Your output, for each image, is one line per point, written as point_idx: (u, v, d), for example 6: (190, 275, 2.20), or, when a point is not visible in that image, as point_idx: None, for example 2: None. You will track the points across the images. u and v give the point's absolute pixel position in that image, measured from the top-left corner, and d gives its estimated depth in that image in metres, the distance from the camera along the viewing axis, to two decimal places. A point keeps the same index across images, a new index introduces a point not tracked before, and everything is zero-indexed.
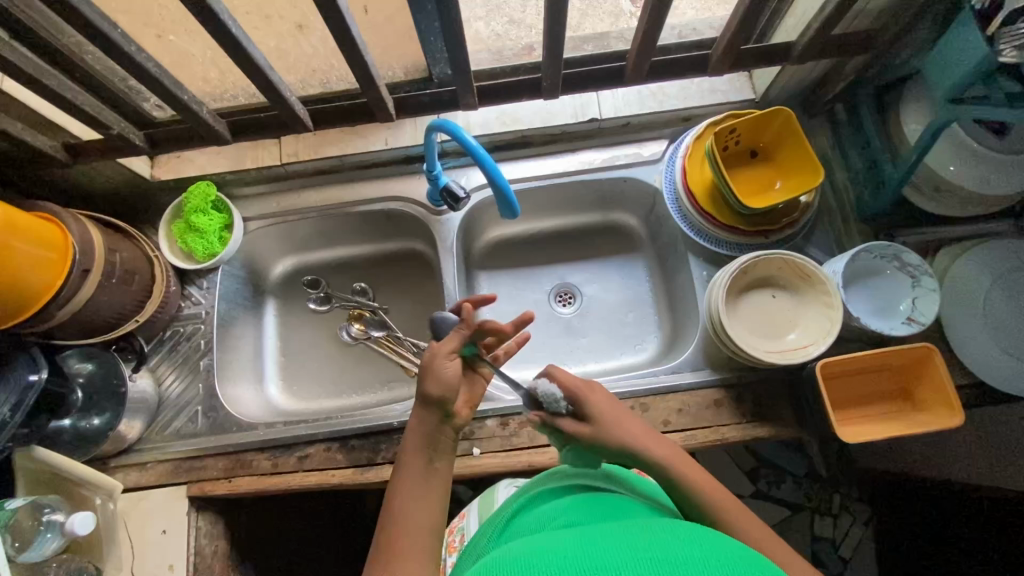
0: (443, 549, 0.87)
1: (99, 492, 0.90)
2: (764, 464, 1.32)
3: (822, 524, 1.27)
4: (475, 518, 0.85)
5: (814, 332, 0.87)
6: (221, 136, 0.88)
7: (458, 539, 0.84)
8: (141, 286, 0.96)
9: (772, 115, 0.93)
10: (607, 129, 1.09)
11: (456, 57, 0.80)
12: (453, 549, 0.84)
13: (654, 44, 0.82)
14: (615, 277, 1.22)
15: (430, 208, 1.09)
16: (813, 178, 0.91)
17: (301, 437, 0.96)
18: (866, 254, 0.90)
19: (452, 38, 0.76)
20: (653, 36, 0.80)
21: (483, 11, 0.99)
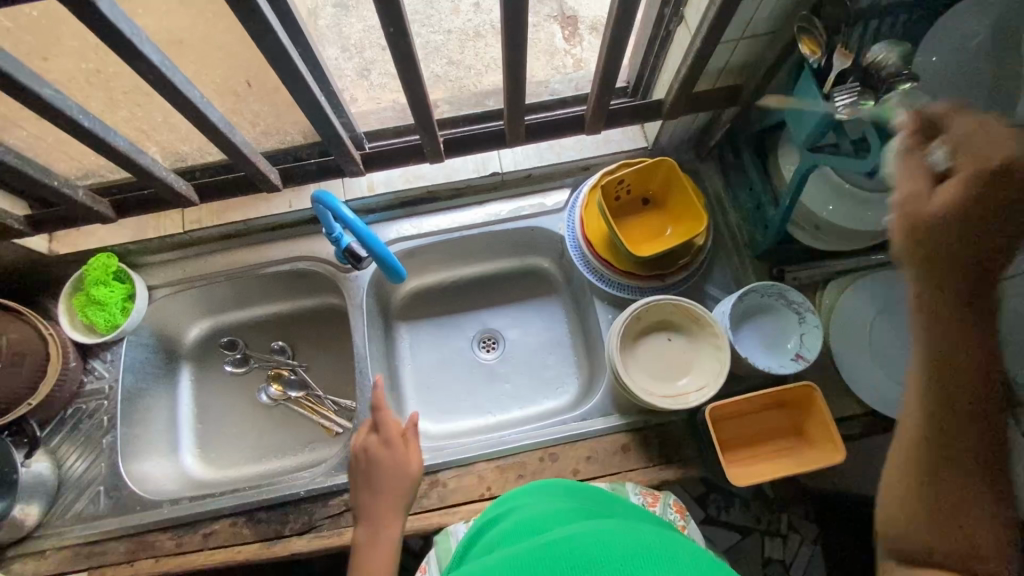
0: None
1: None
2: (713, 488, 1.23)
3: (773, 545, 1.19)
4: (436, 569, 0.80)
5: (707, 375, 0.89)
6: (103, 215, 0.89)
7: None
8: (33, 366, 0.94)
9: (656, 165, 0.97)
10: (510, 181, 1.12)
11: (328, 131, 0.83)
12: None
13: (521, 106, 0.87)
14: (536, 320, 1.24)
15: (338, 266, 1.10)
16: (698, 224, 0.95)
17: (205, 512, 0.93)
18: (753, 293, 0.93)
19: (318, 114, 0.79)
20: (518, 100, 0.85)
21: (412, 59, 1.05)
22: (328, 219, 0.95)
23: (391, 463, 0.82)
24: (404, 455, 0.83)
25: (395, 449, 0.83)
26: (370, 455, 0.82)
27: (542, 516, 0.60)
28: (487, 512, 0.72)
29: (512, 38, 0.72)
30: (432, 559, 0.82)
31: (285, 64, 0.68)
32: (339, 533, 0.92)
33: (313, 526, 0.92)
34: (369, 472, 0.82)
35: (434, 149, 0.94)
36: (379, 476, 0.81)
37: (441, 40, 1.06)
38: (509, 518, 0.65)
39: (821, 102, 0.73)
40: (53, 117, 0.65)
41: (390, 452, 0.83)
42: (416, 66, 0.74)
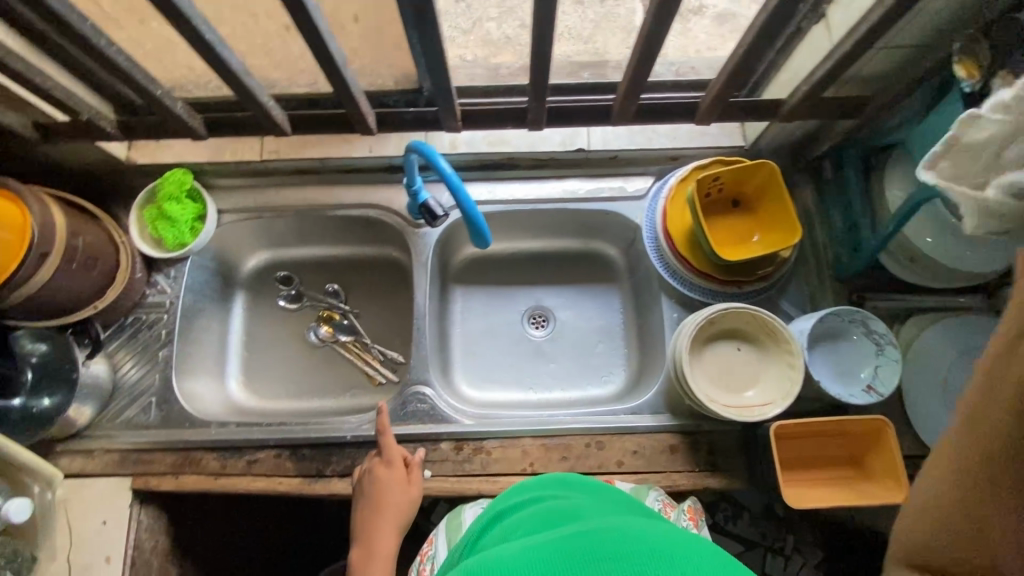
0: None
1: (38, 482, 0.88)
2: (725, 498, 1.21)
3: (773, 564, 1.17)
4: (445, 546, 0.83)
5: (773, 391, 0.87)
6: (194, 132, 0.87)
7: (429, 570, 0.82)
8: (103, 272, 0.94)
9: (757, 168, 0.93)
10: (594, 160, 1.09)
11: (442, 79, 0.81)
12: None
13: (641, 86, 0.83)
14: (590, 305, 1.22)
15: (409, 220, 1.08)
16: (790, 237, 0.91)
17: (253, 441, 0.95)
18: (833, 318, 0.90)
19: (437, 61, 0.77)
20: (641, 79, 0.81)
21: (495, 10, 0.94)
22: (412, 171, 0.94)
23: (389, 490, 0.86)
24: (403, 484, 0.87)
25: (397, 475, 0.87)
26: (373, 476, 0.88)
27: (558, 509, 0.63)
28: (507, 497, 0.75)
29: (655, 12, 0.68)
30: (442, 530, 0.87)
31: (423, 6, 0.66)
32: None
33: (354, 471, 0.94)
34: (369, 494, 0.87)
35: (538, 115, 0.92)
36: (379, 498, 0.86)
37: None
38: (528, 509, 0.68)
39: None
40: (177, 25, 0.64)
41: (389, 477, 0.87)
42: (549, 27, 0.70)
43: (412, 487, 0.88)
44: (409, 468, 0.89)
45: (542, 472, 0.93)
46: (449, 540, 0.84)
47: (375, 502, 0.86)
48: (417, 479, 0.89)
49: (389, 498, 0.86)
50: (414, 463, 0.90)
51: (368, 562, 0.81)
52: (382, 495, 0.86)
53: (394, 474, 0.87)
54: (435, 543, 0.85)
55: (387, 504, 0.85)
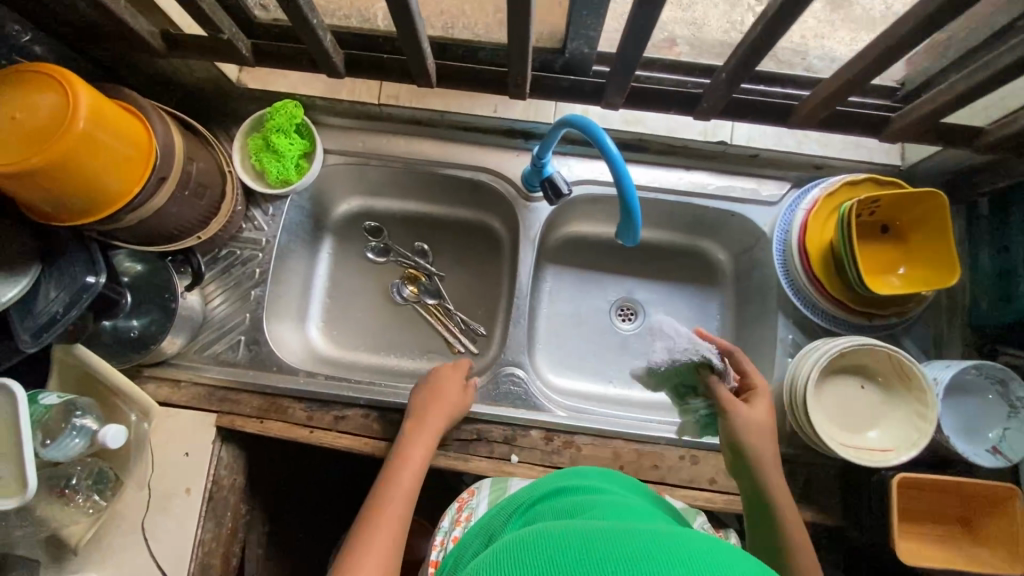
0: (447, 518, 0.80)
1: (134, 410, 0.89)
2: None
3: None
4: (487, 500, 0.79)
5: (897, 437, 0.83)
6: (335, 69, 0.81)
7: (466, 518, 0.78)
8: (210, 202, 0.89)
9: (924, 197, 0.85)
10: (729, 156, 1.01)
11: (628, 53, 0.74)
12: (460, 525, 0.78)
13: (852, 91, 0.75)
14: (686, 306, 1.16)
15: (522, 191, 1.01)
16: (945, 278, 0.84)
17: (342, 397, 0.93)
18: (970, 371, 0.85)
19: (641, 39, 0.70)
20: (855, 83, 0.73)
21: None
22: (549, 143, 0.88)
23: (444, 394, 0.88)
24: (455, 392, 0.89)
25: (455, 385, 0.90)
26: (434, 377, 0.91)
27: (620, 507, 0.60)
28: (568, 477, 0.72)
29: None
30: (490, 486, 0.83)
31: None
32: (465, 459, 0.90)
33: (441, 444, 0.91)
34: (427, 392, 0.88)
35: (714, 102, 0.83)
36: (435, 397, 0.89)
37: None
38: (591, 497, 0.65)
39: None
40: None
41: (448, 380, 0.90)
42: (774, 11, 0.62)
43: (463, 394, 0.89)
44: (463, 380, 0.91)
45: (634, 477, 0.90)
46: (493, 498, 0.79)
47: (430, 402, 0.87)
48: (469, 393, 0.90)
49: (444, 397, 0.88)
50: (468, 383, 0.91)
51: (409, 447, 0.82)
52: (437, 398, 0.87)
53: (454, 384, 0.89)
54: (476, 495, 0.81)
55: (441, 402, 0.87)
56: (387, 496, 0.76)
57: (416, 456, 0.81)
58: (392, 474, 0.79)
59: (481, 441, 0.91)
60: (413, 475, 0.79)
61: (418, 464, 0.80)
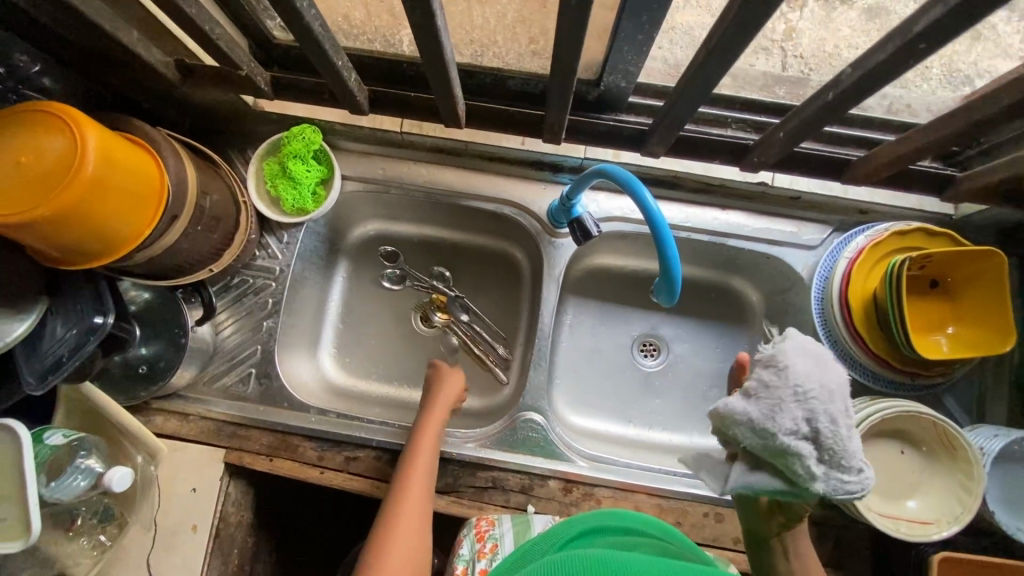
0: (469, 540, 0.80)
1: (142, 452, 0.86)
2: None
3: None
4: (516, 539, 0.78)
5: (938, 509, 0.78)
6: (359, 106, 0.76)
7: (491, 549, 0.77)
8: (224, 233, 0.85)
9: (980, 255, 0.79)
10: (769, 197, 0.95)
11: (684, 96, 0.70)
12: (485, 559, 0.76)
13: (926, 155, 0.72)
14: (712, 344, 1.11)
15: (547, 226, 0.97)
16: (998, 344, 0.79)
17: (354, 438, 0.90)
18: (1019, 442, 0.80)
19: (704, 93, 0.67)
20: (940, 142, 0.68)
21: None
22: (580, 184, 0.82)
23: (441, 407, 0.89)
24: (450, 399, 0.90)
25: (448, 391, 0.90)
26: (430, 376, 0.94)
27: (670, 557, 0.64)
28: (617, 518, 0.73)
29: None
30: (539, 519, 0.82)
31: (743, 35, 0.56)
32: (480, 508, 0.87)
33: (454, 491, 0.88)
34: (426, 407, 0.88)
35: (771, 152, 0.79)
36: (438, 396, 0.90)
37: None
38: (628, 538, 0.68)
39: None
40: None
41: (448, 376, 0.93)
42: None
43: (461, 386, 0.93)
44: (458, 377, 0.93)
45: None
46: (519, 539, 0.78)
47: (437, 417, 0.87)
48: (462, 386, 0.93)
49: (444, 393, 0.90)
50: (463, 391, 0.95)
51: (419, 442, 0.84)
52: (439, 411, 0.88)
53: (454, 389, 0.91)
54: (499, 525, 0.80)
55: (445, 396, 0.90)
56: (404, 497, 0.78)
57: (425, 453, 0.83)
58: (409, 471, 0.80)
59: (497, 489, 0.88)
60: (426, 472, 0.81)
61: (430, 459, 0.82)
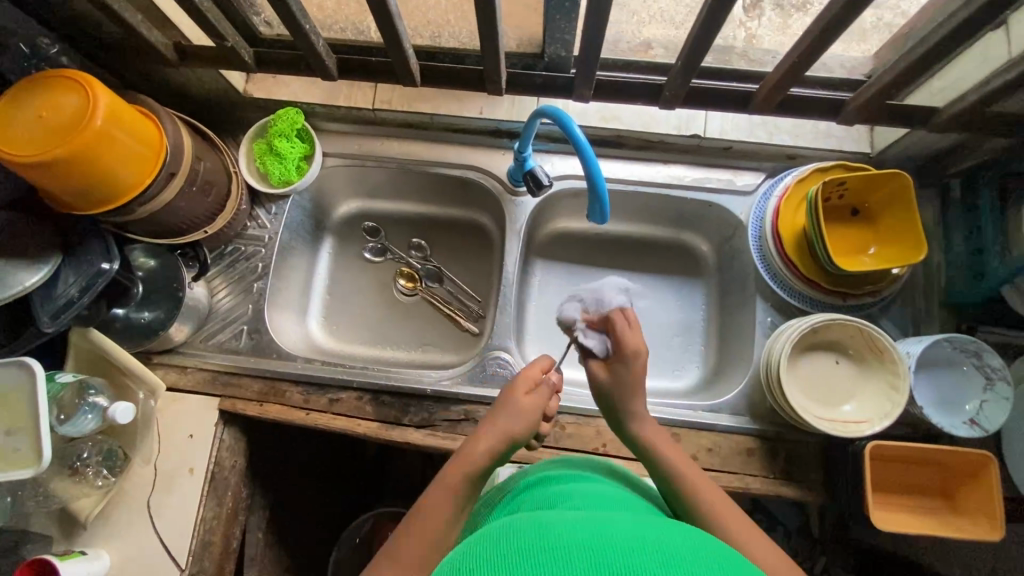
0: None
1: (143, 389, 0.94)
2: (759, 511, 1.32)
3: None
4: None
5: (870, 410, 0.85)
6: (329, 72, 0.89)
7: None
8: (216, 198, 0.97)
9: (888, 178, 0.88)
10: (705, 149, 1.06)
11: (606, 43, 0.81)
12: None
13: (795, 79, 0.77)
14: (671, 297, 1.17)
15: (508, 186, 1.08)
16: (911, 255, 0.87)
17: (337, 380, 0.98)
18: (944, 344, 0.86)
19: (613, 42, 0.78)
20: (798, 70, 0.75)
21: None
22: (527, 138, 0.93)
23: (527, 410, 0.72)
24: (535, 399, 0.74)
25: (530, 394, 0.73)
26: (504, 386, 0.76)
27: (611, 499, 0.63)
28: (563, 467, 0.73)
29: None
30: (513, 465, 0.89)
31: None
32: (453, 438, 0.94)
33: (429, 424, 0.96)
34: (501, 407, 0.72)
35: (676, 92, 0.85)
36: (501, 411, 0.72)
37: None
38: (567, 483, 0.67)
39: None
40: None
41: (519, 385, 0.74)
42: (728, 11, 0.66)
43: (535, 402, 0.73)
44: (550, 382, 0.77)
45: (615, 455, 0.92)
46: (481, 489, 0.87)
47: (511, 420, 0.71)
48: (539, 403, 0.74)
49: (506, 407, 0.72)
50: (549, 420, 0.83)
51: (463, 453, 0.68)
52: (516, 414, 0.71)
53: (527, 412, 0.72)
54: None
55: (507, 413, 0.71)
56: (429, 511, 0.64)
57: (461, 466, 0.67)
58: (438, 484, 0.66)
59: (469, 421, 0.96)
60: (453, 501, 0.65)
61: (464, 478, 0.66)
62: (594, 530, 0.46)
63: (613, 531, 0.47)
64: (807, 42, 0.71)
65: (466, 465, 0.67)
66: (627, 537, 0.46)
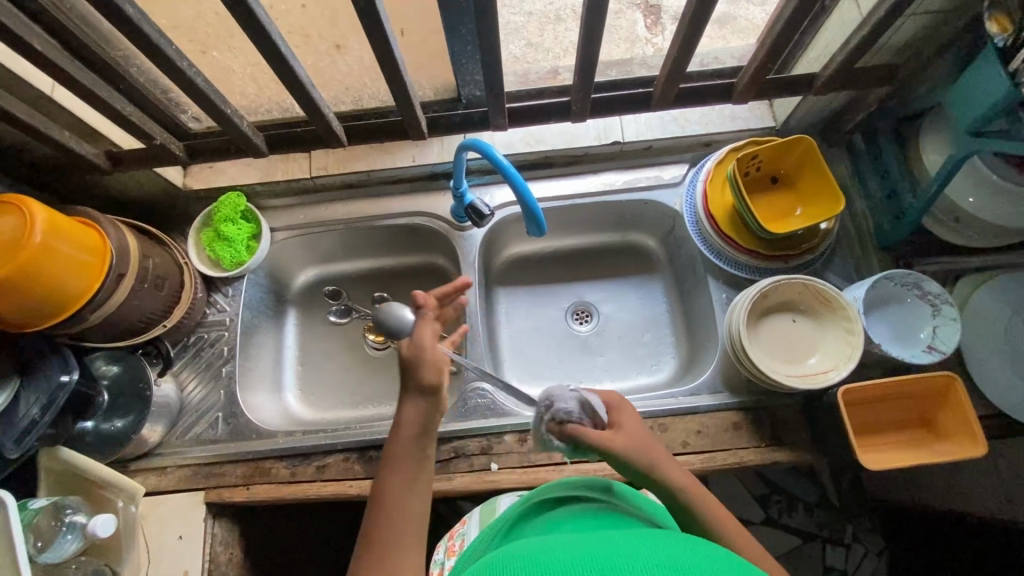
0: (442, 552, 0.90)
1: (122, 497, 0.92)
2: (777, 491, 1.31)
3: (834, 554, 1.25)
4: (476, 524, 0.88)
5: (834, 358, 0.89)
6: (258, 148, 0.93)
7: (459, 543, 0.88)
8: (171, 292, 0.98)
9: (794, 143, 0.95)
10: (629, 152, 1.12)
11: (495, 88, 0.85)
12: (452, 554, 0.88)
13: (681, 73, 0.85)
14: (634, 296, 1.19)
15: (453, 224, 1.12)
16: (833, 207, 0.93)
17: (321, 446, 0.97)
18: (885, 282, 0.91)
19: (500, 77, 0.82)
20: (681, 64, 0.82)
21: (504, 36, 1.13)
22: (459, 174, 0.98)
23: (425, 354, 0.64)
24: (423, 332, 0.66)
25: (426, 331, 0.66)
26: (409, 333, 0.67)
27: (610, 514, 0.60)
28: (554, 486, 0.71)
29: None
30: (477, 512, 0.91)
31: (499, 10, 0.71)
32: (448, 478, 0.94)
33: None
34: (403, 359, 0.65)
35: (582, 106, 0.91)
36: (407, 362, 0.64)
37: (522, 22, 1.14)
38: (563, 507, 0.64)
39: (1005, 80, 0.72)
40: (258, 39, 0.70)
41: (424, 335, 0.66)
42: (603, 21, 0.72)
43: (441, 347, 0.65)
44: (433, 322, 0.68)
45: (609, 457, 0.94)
46: (481, 521, 0.88)
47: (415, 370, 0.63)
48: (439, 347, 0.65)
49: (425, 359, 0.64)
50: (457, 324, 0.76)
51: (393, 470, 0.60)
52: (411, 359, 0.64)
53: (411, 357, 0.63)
54: (468, 524, 0.91)
55: (413, 390, 0.64)
56: (387, 495, 0.59)
57: (401, 483, 0.60)
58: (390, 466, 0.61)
59: (460, 458, 0.96)
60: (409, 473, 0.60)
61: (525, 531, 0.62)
62: (600, 548, 0.45)
63: (613, 547, 0.45)
64: (679, 42, 0.78)
65: (410, 448, 0.61)
66: (640, 553, 0.44)
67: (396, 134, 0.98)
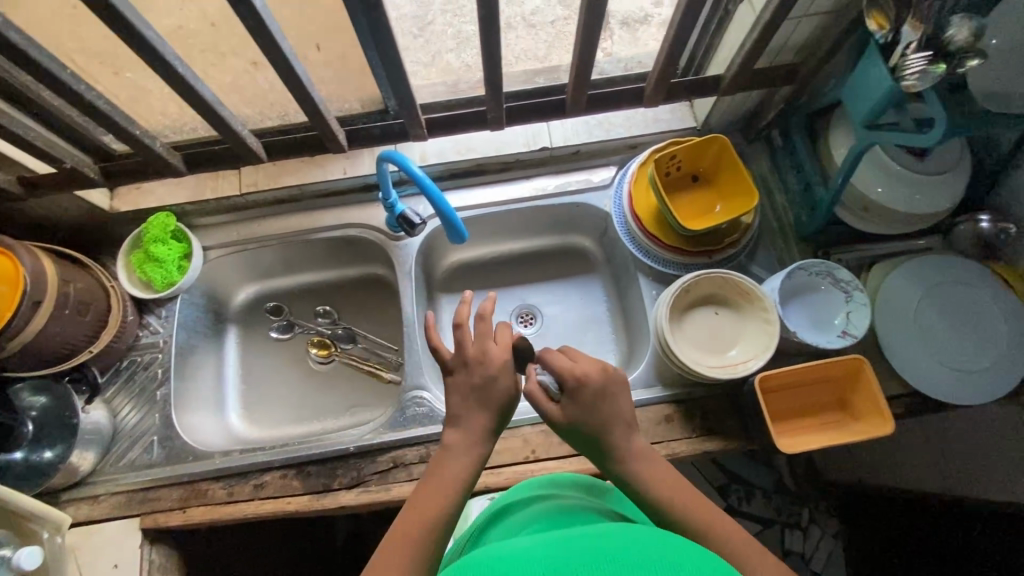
0: None
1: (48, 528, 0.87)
2: (734, 480, 1.32)
3: (792, 538, 1.27)
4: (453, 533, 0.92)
5: (753, 348, 0.92)
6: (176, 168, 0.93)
7: None
8: (96, 316, 0.96)
9: (708, 143, 0.99)
10: (558, 157, 1.15)
11: (405, 99, 0.86)
12: None
13: (587, 80, 0.88)
14: (574, 297, 1.22)
15: (388, 234, 1.13)
16: (748, 203, 0.97)
17: (257, 464, 0.96)
18: (800, 272, 0.94)
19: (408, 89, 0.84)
20: (585, 70, 0.85)
21: (454, 45, 1.12)
22: (386, 185, 0.99)
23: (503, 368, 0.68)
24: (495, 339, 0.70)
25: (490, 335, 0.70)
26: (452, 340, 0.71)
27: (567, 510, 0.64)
28: (525, 493, 0.75)
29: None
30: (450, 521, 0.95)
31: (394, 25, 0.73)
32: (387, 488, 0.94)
33: (361, 481, 0.95)
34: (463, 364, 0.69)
35: (498, 114, 0.93)
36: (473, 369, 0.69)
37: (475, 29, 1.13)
38: (526, 510, 0.68)
39: (887, 76, 0.76)
40: (151, 62, 0.70)
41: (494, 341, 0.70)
42: (498, 32, 0.74)
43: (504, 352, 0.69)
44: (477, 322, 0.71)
45: (546, 456, 0.95)
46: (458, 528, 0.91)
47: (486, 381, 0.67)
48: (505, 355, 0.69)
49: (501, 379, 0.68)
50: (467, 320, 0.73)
51: (428, 486, 0.64)
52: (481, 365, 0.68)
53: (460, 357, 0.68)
54: None
55: (486, 402, 0.67)
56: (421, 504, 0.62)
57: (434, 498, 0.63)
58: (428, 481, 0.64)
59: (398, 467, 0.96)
60: (445, 492, 0.63)
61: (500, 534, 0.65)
62: (552, 549, 0.47)
63: (574, 542, 0.47)
64: (578, 50, 0.81)
65: (461, 466, 0.65)
66: (594, 548, 0.46)
67: (318, 148, 0.98)
